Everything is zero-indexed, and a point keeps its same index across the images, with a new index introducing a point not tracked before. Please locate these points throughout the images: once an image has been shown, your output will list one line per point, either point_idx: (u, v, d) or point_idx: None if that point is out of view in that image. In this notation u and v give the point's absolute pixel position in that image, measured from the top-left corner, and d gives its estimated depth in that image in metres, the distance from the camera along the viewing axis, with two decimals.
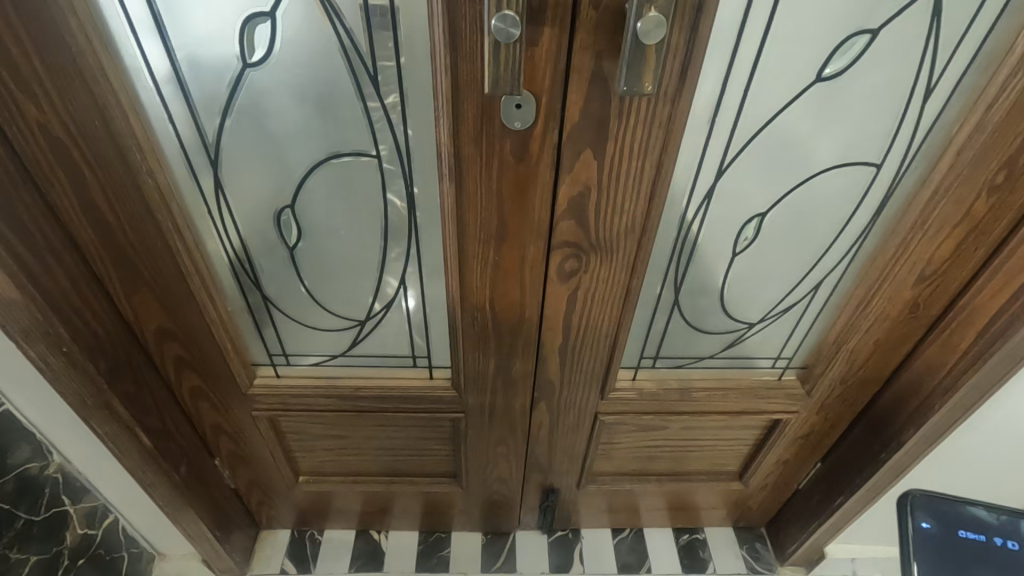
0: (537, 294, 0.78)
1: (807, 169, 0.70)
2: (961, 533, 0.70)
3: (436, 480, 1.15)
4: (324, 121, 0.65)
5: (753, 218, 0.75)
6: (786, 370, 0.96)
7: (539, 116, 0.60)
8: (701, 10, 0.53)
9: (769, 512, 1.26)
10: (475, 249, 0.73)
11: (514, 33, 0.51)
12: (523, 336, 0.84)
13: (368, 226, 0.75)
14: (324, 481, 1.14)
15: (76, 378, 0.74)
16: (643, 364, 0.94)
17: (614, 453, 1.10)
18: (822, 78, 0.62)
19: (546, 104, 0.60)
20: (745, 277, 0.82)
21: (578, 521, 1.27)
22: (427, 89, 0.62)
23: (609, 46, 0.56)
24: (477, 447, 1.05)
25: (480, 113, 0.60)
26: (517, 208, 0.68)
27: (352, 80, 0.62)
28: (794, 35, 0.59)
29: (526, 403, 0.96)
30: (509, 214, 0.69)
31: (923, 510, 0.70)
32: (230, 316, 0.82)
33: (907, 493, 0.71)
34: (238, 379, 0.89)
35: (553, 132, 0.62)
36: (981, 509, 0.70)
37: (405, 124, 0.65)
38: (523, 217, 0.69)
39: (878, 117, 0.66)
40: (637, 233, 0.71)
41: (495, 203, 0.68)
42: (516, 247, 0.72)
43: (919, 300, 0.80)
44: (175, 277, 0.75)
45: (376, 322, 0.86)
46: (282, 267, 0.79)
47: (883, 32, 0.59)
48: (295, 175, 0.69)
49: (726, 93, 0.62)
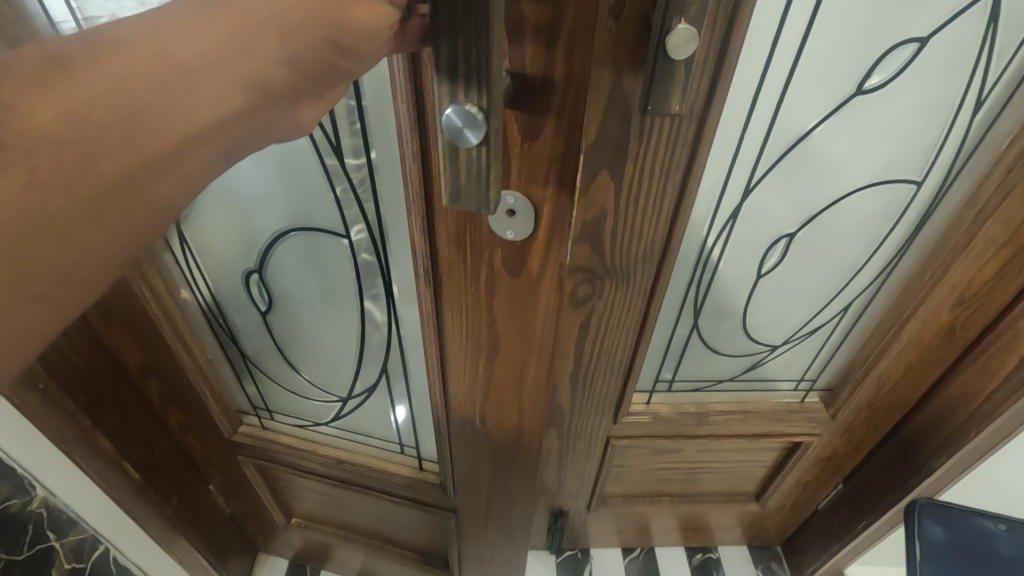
0: (534, 407, 0.71)
1: (840, 188, 0.64)
2: (970, 542, 0.74)
3: (425, 560, 1.09)
4: (290, 190, 0.62)
5: (781, 239, 0.70)
6: (808, 393, 0.92)
7: (537, 225, 0.57)
8: (734, 19, 0.47)
9: (786, 531, 1.22)
10: (459, 350, 0.67)
11: (473, 137, 0.38)
12: (519, 448, 0.76)
13: (345, 300, 0.72)
14: (315, 529, 1.10)
15: (54, 417, 0.69)
16: (658, 387, 0.90)
17: (626, 474, 1.06)
18: (863, 90, 0.56)
19: (544, 214, 0.57)
20: (771, 300, 0.78)
21: (587, 541, 1.23)
22: (398, 165, 0.56)
23: (631, 59, 0.48)
24: (475, 547, 0.93)
25: (462, 215, 0.56)
26: (508, 312, 0.62)
27: (315, 149, 0.57)
28: (835, 44, 0.53)
29: (526, 509, 0.84)
30: (498, 324, 0.63)
31: (932, 517, 0.76)
32: (211, 366, 0.80)
33: (915, 502, 0.78)
34: (221, 427, 0.86)
35: (549, 245, 0.58)
36: (989, 522, 0.76)
37: (377, 186, 0.59)
38: (518, 331, 0.63)
39: (921, 132, 0.60)
40: (656, 257, 0.66)
41: (484, 312, 0.62)
42: (508, 357, 0.66)
43: (955, 324, 0.75)
44: (146, 323, 0.70)
45: (359, 402, 0.84)
46: (255, 327, 0.77)
47: (934, 40, 0.53)
48: (260, 240, 0.67)
49: (757, 107, 0.56)
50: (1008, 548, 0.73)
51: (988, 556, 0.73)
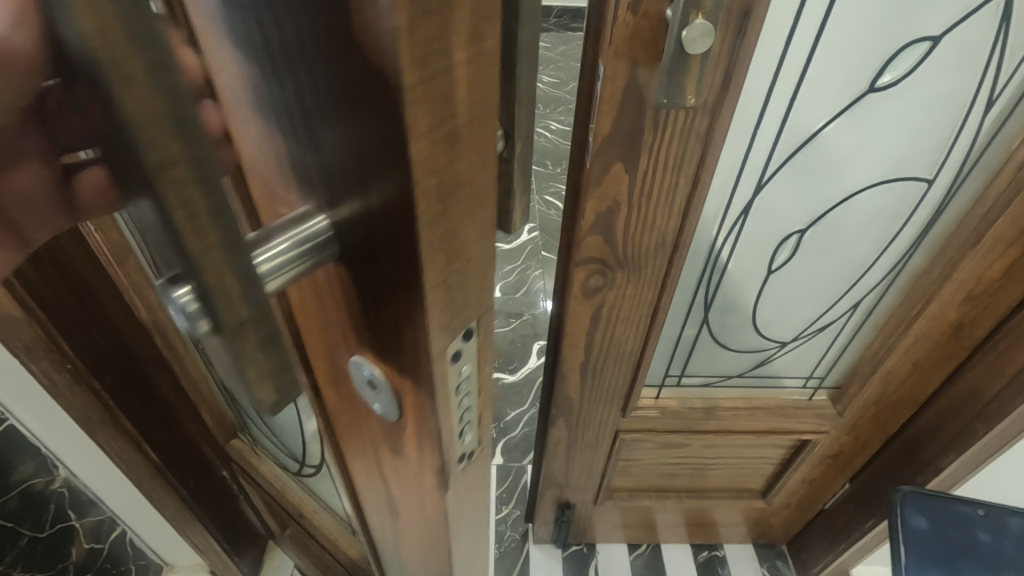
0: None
1: (849, 186, 0.66)
2: (950, 528, 0.75)
3: None
4: None
5: (791, 236, 0.71)
6: (817, 390, 0.93)
7: (407, 417, 0.31)
8: (748, 16, 0.48)
9: (792, 530, 1.22)
10: (369, 503, 0.47)
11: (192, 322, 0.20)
12: None
13: None
14: (301, 551, 1.13)
15: (79, 396, 0.70)
16: (667, 382, 0.91)
17: (633, 469, 1.07)
18: (876, 88, 0.57)
19: (412, 407, 0.30)
20: (779, 297, 0.79)
21: (593, 536, 1.24)
22: None
23: (647, 53, 0.51)
24: None
25: (330, 365, 0.33)
26: (407, 499, 0.39)
27: None
28: (847, 42, 0.54)
29: None
30: (395, 499, 0.41)
31: (913, 506, 0.76)
32: (200, 374, 0.85)
33: (898, 490, 0.78)
34: (213, 434, 0.92)
35: (432, 445, 0.32)
36: (967, 506, 0.76)
37: None
38: (420, 519, 0.40)
39: (931, 130, 0.61)
40: (667, 250, 0.67)
41: (378, 476, 0.40)
42: (417, 543, 0.44)
43: (964, 321, 0.75)
44: (142, 332, 0.73)
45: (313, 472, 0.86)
46: None
47: (945, 39, 0.54)
48: None
49: (770, 104, 0.58)
50: (985, 533, 0.74)
51: (968, 543, 0.74)
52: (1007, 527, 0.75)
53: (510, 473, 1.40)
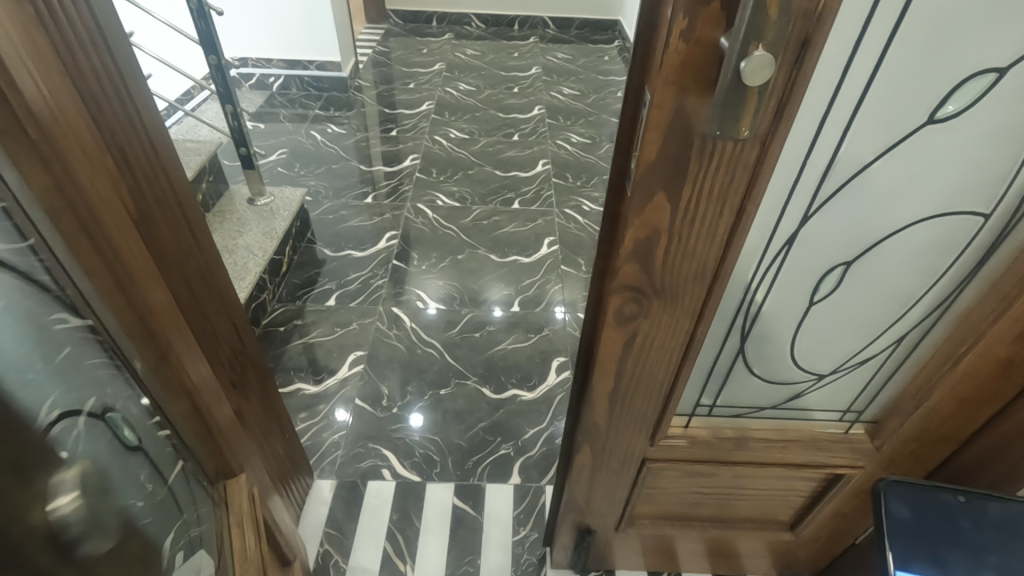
0: None
1: (900, 219, 0.63)
2: (932, 516, 0.70)
3: None
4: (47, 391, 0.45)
5: (836, 268, 0.68)
6: (854, 424, 0.90)
7: None
8: (807, 45, 0.46)
9: (819, 564, 1.18)
10: None
11: None
12: None
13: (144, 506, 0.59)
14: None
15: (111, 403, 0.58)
16: (698, 411, 0.89)
17: (657, 496, 1.04)
18: (935, 119, 0.55)
19: None
20: (819, 328, 0.76)
21: (612, 562, 1.21)
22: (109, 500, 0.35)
23: (697, 82, 0.49)
24: None
25: None
26: None
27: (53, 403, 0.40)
28: (908, 72, 0.52)
29: None
30: None
31: (897, 496, 0.71)
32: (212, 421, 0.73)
33: (879, 482, 0.73)
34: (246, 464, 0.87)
35: None
36: (948, 494, 0.72)
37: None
38: None
39: (991, 164, 0.59)
40: (707, 279, 0.65)
41: None
42: None
43: (1014, 360, 0.71)
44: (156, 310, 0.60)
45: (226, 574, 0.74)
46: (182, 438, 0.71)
47: (1012, 71, 0.52)
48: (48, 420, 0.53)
49: (821, 137, 0.56)
50: (968, 521, 0.70)
51: (953, 533, 0.69)
52: (986, 512, 0.71)
53: (528, 493, 1.37)
